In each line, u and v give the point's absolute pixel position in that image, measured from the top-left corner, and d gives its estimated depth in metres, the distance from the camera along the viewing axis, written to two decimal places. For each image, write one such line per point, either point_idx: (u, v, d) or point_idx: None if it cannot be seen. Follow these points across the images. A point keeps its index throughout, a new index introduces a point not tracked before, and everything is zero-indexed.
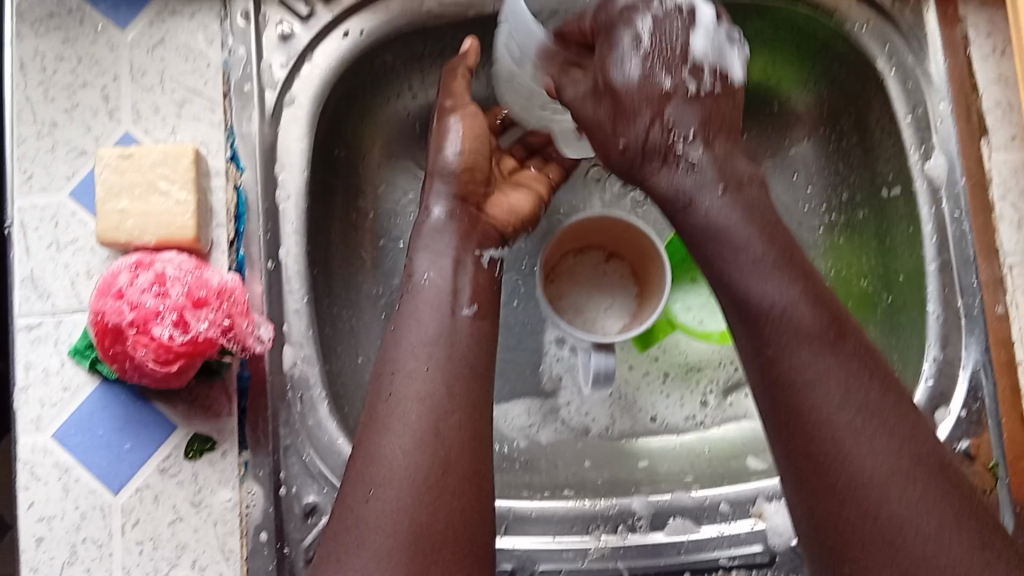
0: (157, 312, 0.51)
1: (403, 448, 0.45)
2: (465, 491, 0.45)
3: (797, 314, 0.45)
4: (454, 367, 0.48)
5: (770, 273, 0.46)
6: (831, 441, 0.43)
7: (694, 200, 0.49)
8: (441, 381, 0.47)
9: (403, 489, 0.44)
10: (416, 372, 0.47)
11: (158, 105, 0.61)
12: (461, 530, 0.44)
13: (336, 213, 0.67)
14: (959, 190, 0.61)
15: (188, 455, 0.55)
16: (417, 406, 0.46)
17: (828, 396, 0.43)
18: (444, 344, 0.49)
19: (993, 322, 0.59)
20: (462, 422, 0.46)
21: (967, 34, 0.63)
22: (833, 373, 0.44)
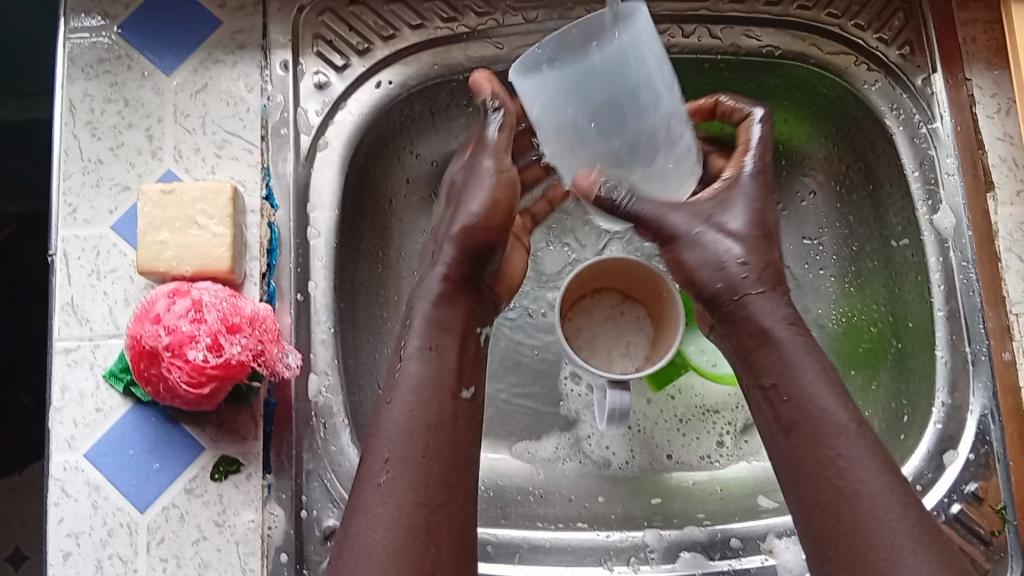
0: (193, 336, 0.53)
1: (390, 476, 0.48)
2: (446, 510, 0.48)
3: (839, 434, 0.47)
4: (440, 376, 0.52)
5: (828, 393, 0.48)
6: (852, 506, 0.45)
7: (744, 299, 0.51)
8: (417, 397, 0.51)
9: (391, 521, 0.46)
10: (404, 457, 0.49)
11: (199, 145, 0.64)
12: (446, 555, 0.47)
13: (362, 251, 0.70)
14: (965, 241, 0.63)
15: (214, 476, 0.57)
16: (404, 492, 0.47)
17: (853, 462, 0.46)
18: (435, 423, 0.50)
19: (999, 366, 0.60)
20: (443, 438, 0.50)
21: (973, 94, 0.65)
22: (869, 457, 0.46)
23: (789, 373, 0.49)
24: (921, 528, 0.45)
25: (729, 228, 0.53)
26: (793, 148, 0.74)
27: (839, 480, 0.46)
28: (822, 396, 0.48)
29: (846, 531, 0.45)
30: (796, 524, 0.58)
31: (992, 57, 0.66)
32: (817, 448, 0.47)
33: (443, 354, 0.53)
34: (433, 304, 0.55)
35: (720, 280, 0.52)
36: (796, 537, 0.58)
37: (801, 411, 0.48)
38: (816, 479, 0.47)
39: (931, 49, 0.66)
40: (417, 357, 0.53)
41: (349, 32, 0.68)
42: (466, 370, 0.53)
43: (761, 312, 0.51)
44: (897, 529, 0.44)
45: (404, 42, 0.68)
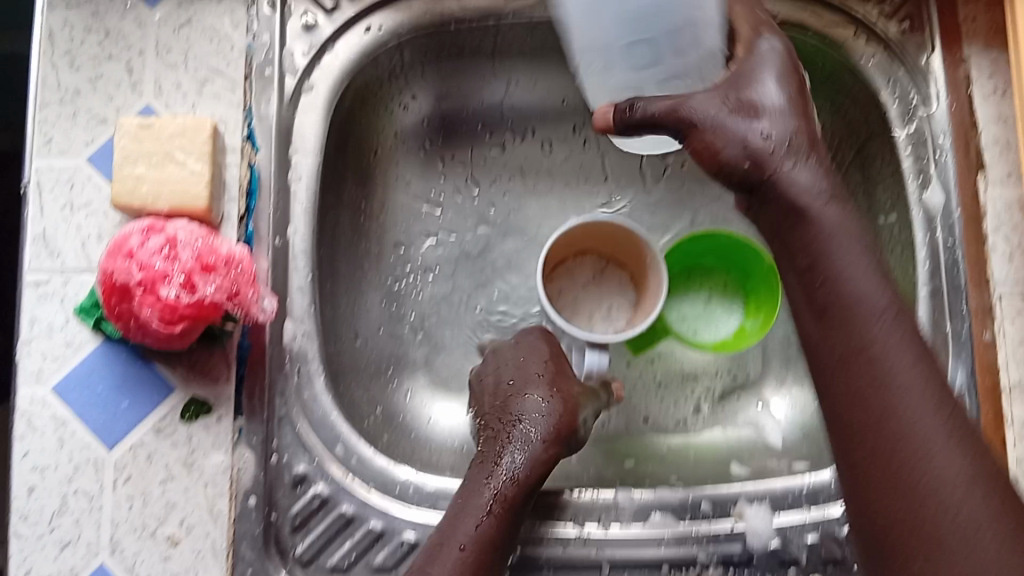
0: (166, 273, 0.52)
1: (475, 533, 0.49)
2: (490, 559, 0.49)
3: (877, 325, 0.44)
4: (539, 465, 0.53)
5: (868, 269, 0.45)
6: (902, 426, 0.42)
7: (779, 169, 0.48)
8: (532, 462, 0.52)
9: (462, 558, 0.48)
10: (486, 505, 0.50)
11: (181, 82, 0.63)
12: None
13: (345, 199, 0.69)
14: (953, 221, 0.62)
15: (184, 416, 0.56)
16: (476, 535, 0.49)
17: (901, 372, 0.42)
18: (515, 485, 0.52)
19: (980, 347, 0.60)
20: (500, 502, 0.51)
21: (970, 74, 0.65)
22: (913, 362, 0.43)
23: (828, 258, 0.46)
24: (962, 433, 0.42)
25: (752, 96, 0.49)
26: None
27: (887, 411, 0.42)
28: (861, 277, 0.45)
29: (879, 427, 0.42)
30: (768, 490, 0.58)
31: (992, 39, 0.65)
32: (858, 351, 0.44)
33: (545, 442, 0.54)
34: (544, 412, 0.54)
35: (744, 153, 0.49)
36: (767, 503, 0.57)
37: (833, 293, 0.45)
38: (857, 390, 0.43)
39: (930, 25, 0.65)
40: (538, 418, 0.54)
41: None
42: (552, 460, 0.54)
43: (801, 174, 0.48)
44: (937, 429, 0.41)
45: None
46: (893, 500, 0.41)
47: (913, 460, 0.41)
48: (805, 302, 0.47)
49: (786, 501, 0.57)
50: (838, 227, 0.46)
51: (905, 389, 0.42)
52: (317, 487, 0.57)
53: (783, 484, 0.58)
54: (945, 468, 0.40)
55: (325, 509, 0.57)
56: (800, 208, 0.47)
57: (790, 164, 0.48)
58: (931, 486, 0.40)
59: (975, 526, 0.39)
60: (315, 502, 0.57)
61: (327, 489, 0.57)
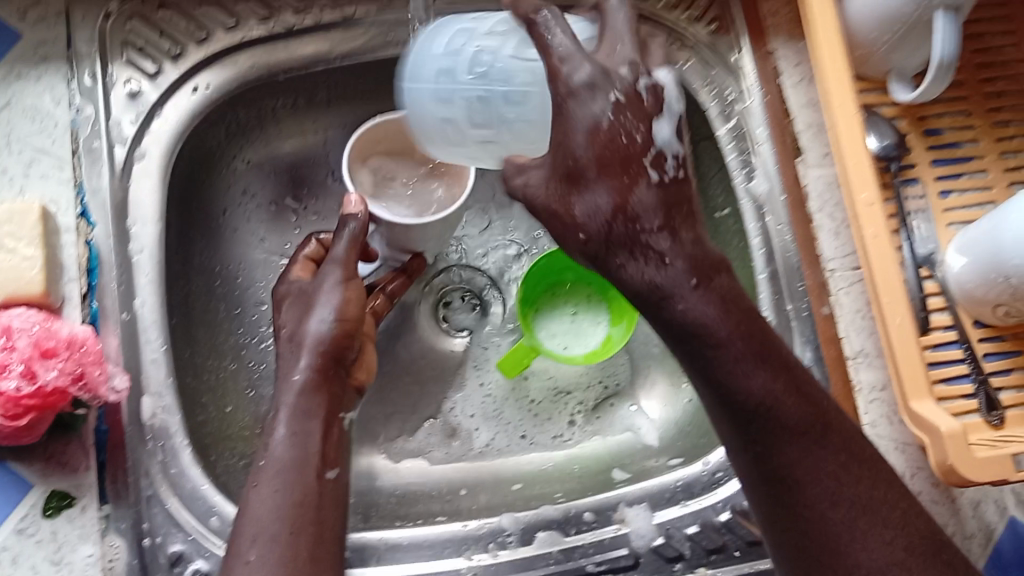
0: (4, 364, 0.51)
1: (281, 532, 0.47)
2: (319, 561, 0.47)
3: (751, 379, 0.41)
4: (303, 459, 0.51)
5: (711, 304, 0.40)
6: (819, 507, 0.43)
7: (673, 298, 0.40)
8: (294, 474, 0.50)
9: (281, 559, 0.46)
10: (273, 535, 0.47)
11: (5, 166, 0.60)
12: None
13: (195, 265, 0.67)
14: (780, 204, 0.66)
15: (46, 513, 0.53)
16: (279, 561, 0.46)
17: (804, 455, 0.43)
18: (299, 502, 0.49)
19: (821, 321, 0.63)
20: (309, 516, 0.49)
21: (778, 65, 0.67)
22: (818, 442, 0.43)
23: (701, 333, 0.40)
24: (868, 465, 0.44)
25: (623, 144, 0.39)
26: None
27: (820, 493, 0.43)
28: (717, 319, 0.40)
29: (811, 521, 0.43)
30: (645, 491, 0.60)
31: (795, 27, 0.68)
32: (781, 434, 0.42)
33: (307, 434, 0.52)
34: (294, 394, 0.54)
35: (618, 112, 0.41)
36: (646, 504, 0.59)
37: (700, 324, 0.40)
38: (807, 494, 0.43)
39: (737, 24, 0.69)
40: (283, 441, 0.51)
41: (160, 37, 0.65)
42: (330, 452, 0.53)
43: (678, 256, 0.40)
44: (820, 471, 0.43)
45: (219, 44, 0.65)
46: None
47: (837, 536, 0.43)
48: (693, 369, 0.43)
49: (664, 498, 0.60)
50: (749, 309, 0.42)
51: (827, 471, 0.43)
52: (196, 564, 0.55)
53: (658, 483, 0.61)
54: (869, 553, 0.42)
55: None
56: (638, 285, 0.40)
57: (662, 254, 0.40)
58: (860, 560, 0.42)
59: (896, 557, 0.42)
60: None
61: (207, 565, 0.55)
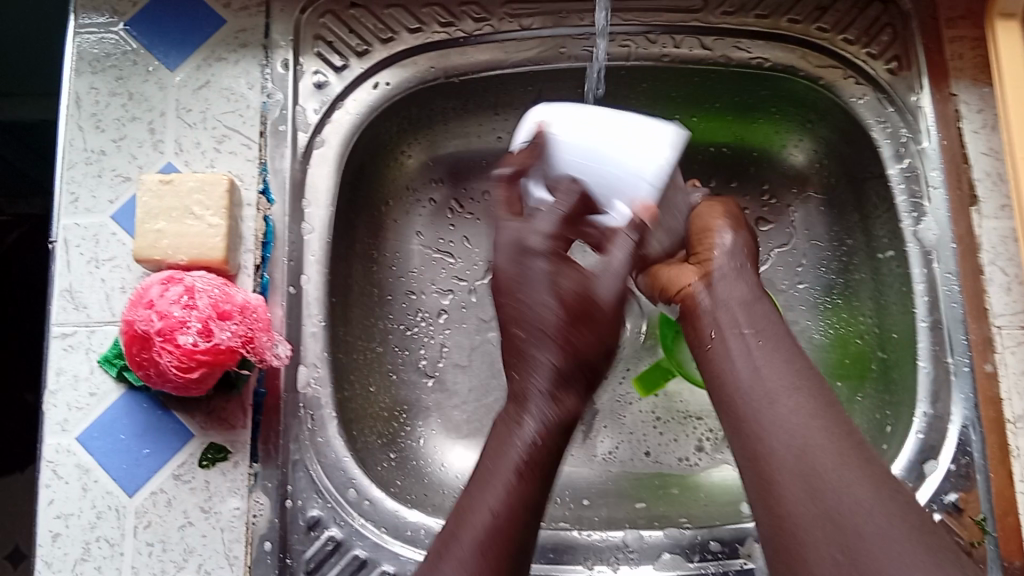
0: (184, 321, 0.54)
1: (486, 517, 0.44)
2: (509, 556, 0.43)
3: (780, 401, 0.46)
4: (537, 427, 0.46)
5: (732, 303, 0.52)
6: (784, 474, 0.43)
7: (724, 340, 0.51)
8: (533, 439, 0.46)
9: (486, 533, 0.43)
10: (497, 504, 0.44)
11: (200, 140, 0.65)
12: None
13: (358, 249, 0.71)
14: (950, 252, 0.63)
15: (202, 463, 0.58)
16: (482, 539, 0.43)
17: (798, 436, 0.44)
18: (524, 473, 0.45)
19: (982, 378, 0.61)
20: (527, 489, 0.45)
21: (959, 109, 0.66)
22: (802, 427, 0.44)
23: (721, 377, 0.49)
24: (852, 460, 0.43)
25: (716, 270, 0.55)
26: (776, 153, 0.76)
27: (807, 475, 0.42)
28: (735, 339, 0.50)
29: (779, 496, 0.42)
30: None
31: (978, 75, 0.66)
32: (763, 402, 0.46)
33: (565, 402, 0.47)
34: (553, 351, 0.46)
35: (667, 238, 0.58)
36: None
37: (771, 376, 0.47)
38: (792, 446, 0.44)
39: (918, 62, 0.67)
40: (543, 402, 0.46)
41: (349, 34, 0.69)
42: (567, 420, 0.47)
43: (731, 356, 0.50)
44: (888, 530, 0.39)
45: (402, 45, 0.69)
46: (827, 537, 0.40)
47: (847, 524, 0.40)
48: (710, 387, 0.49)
49: None
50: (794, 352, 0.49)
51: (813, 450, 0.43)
52: (331, 531, 0.58)
53: None
54: (888, 551, 0.39)
55: (338, 553, 0.58)
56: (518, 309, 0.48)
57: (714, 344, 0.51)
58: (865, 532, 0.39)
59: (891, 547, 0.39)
60: (328, 546, 0.58)
61: (341, 533, 0.58)
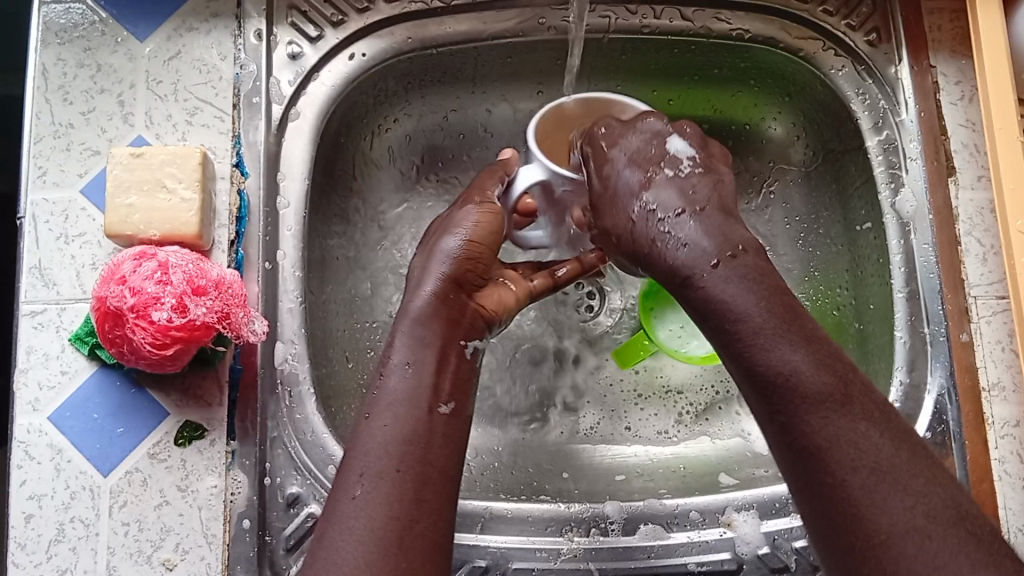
0: (158, 297, 0.53)
1: (365, 489, 0.43)
2: (419, 524, 0.43)
3: (802, 398, 0.41)
4: (416, 392, 0.47)
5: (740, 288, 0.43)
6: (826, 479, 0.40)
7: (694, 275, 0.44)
8: (397, 413, 0.46)
9: (385, 496, 0.43)
10: (379, 471, 0.44)
11: (171, 112, 0.64)
12: (421, 525, 0.43)
13: (334, 224, 0.70)
14: (927, 223, 0.63)
15: (177, 441, 0.57)
16: (380, 506, 0.42)
17: (831, 431, 0.40)
18: (409, 438, 0.45)
19: (957, 347, 0.61)
20: (418, 454, 0.45)
21: (937, 81, 0.66)
22: (843, 426, 0.40)
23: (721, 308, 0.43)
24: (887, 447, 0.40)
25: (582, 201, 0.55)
26: (756, 126, 0.76)
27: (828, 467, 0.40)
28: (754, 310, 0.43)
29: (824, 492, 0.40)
30: (754, 497, 0.59)
31: (957, 45, 0.67)
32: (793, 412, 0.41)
33: (421, 367, 0.49)
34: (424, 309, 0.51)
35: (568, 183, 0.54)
36: (755, 510, 0.58)
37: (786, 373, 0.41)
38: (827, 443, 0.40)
39: (896, 35, 0.67)
40: (399, 373, 0.48)
41: (324, 3, 0.67)
42: (444, 384, 0.48)
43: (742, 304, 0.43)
44: (896, 516, 0.38)
45: (378, 15, 0.68)
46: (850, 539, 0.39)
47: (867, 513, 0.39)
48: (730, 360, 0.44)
49: (774, 508, 0.58)
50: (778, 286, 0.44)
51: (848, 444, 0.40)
52: (310, 507, 0.58)
53: (769, 492, 0.59)
54: (891, 519, 0.38)
55: None
56: (687, 275, 0.45)
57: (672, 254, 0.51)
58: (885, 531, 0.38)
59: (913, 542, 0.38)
60: (309, 522, 0.57)
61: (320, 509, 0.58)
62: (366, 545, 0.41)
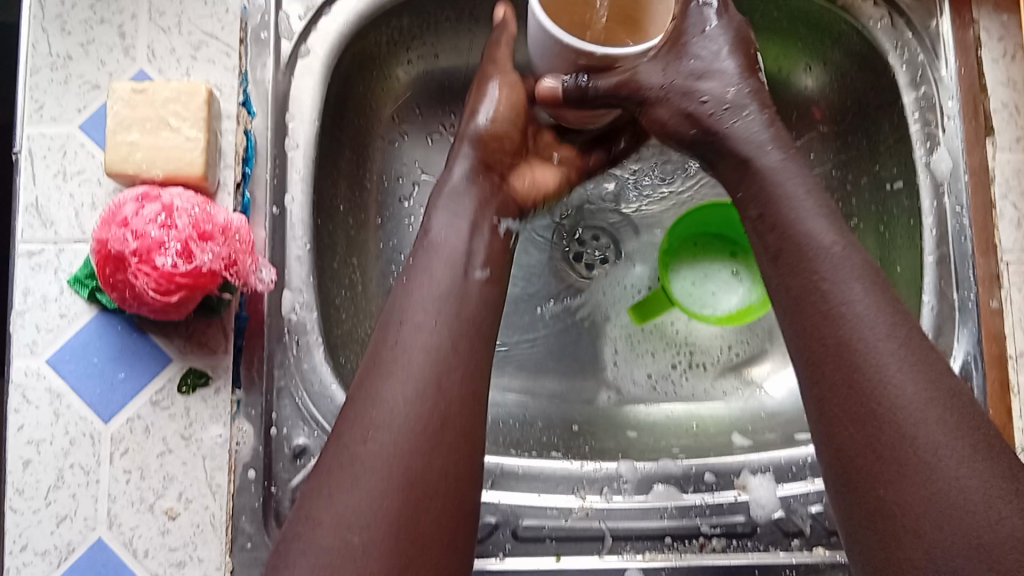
0: (162, 242, 0.51)
1: (411, 343, 0.45)
2: (462, 386, 0.44)
3: (867, 327, 0.42)
4: (459, 254, 0.49)
5: (822, 220, 0.46)
6: (883, 401, 0.41)
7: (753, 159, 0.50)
8: (443, 272, 0.48)
9: (426, 350, 0.45)
10: (420, 323, 0.46)
11: (174, 46, 0.61)
12: (460, 382, 0.45)
13: (343, 167, 0.67)
14: (961, 184, 0.61)
15: (181, 389, 0.55)
16: (421, 363, 0.44)
17: (887, 361, 0.41)
18: (453, 299, 0.47)
19: (987, 314, 0.59)
20: (461, 309, 0.47)
21: (980, 36, 0.63)
22: (898, 358, 0.41)
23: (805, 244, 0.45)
24: (943, 392, 0.41)
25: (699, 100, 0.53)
26: (783, 76, 0.73)
27: (874, 391, 0.41)
28: (835, 265, 0.44)
29: (870, 420, 0.41)
30: (771, 460, 0.58)
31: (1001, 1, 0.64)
32: (851, 357, 0.42)
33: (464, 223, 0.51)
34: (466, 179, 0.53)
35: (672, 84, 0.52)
36: (771, 474, 0.57)
37: (850, 326, 0.43)
38: (871, 368, 0.41)
39: None
40: (445, 227, 0.51)
41: None
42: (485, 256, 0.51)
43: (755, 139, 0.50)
44: (937, 437, 0.39)
45: None
46: (880, 458, 0.40)
47: (907, 434, 0.40)
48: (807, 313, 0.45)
49: (791, 471, 0.57)
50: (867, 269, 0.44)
51: (902, 381, 0.41)
52: (317, 459, 0.56)
53: (786, 454, 0.58)
54: (941, 451, 0.39)
55: None
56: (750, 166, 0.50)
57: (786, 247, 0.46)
58: (923, 457, 0.39)
59: (949, 464, 0.39)
60: None
61: None
62: (411, 391, 0.43)
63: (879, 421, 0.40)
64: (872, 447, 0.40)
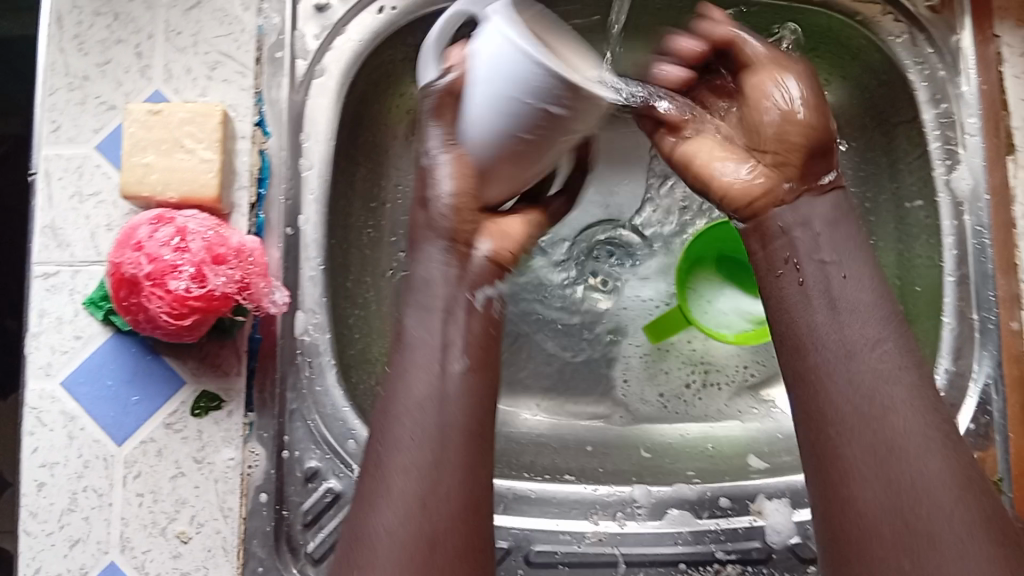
0: (175, 266, 0.51)
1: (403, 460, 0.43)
2: (444, 491, 0.43)
3: (891, 388, 0.42)
4: (442, 346, 0.46)
5: (855, 286, 0.45)
6: (907, 471, 0.41)
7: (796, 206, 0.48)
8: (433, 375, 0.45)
9: (413, 465, 0.43)
10: (410, 436, 0.44)
11: (190, 66, 0.60)
12: (449, 485, 0.43)
13: (357, 186, 0.67)
14: (982, 204, 0.60)
15: (194, 411, 0.55)
16: (408, 475, 0.43)
17: (910, 431, 0.41)
18: (436, 402, 0.44)
19: (1007, 336, 0.57)
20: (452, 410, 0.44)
21: (1001, 51, 0.60)
22: (921, 429, 0.42)
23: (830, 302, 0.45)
24: (961, 469, 0.41)
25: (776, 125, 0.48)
26: None
27: (898, 458, 0.41)
28: (858, 322, 0.44)
29: (897, 489, 0.40)
30: (787, 485, 0.57)
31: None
32: (876, 420, 0.42)
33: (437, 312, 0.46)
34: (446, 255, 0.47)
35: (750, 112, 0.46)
36: (787, 499, 0.56)
37: (875, 383, 0.42)
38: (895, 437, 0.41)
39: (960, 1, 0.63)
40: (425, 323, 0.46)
41: None
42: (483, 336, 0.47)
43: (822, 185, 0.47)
44: (960, 512, 0.40)
45: None
46: (906, 530, 0.40)
47: (929, 509, 0.40)
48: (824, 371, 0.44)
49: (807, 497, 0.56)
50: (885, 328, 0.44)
51: (924, 453, 0.41)
52: (329, 482, 0.57)
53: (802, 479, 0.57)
54: (960, 526, 0.39)
55: (337, 505, 0.57)
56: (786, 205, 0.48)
57: (803, 283, 0.45)
58: (945, 535, 0.39)
59: (971, 543, 0.39)
60: (327, 497, 0.57)
61: (339, 485, 0.57)
62: (405, 511, 0.42)
63: (904, 491, 0.40)
64: (899, 515, 0.40)
